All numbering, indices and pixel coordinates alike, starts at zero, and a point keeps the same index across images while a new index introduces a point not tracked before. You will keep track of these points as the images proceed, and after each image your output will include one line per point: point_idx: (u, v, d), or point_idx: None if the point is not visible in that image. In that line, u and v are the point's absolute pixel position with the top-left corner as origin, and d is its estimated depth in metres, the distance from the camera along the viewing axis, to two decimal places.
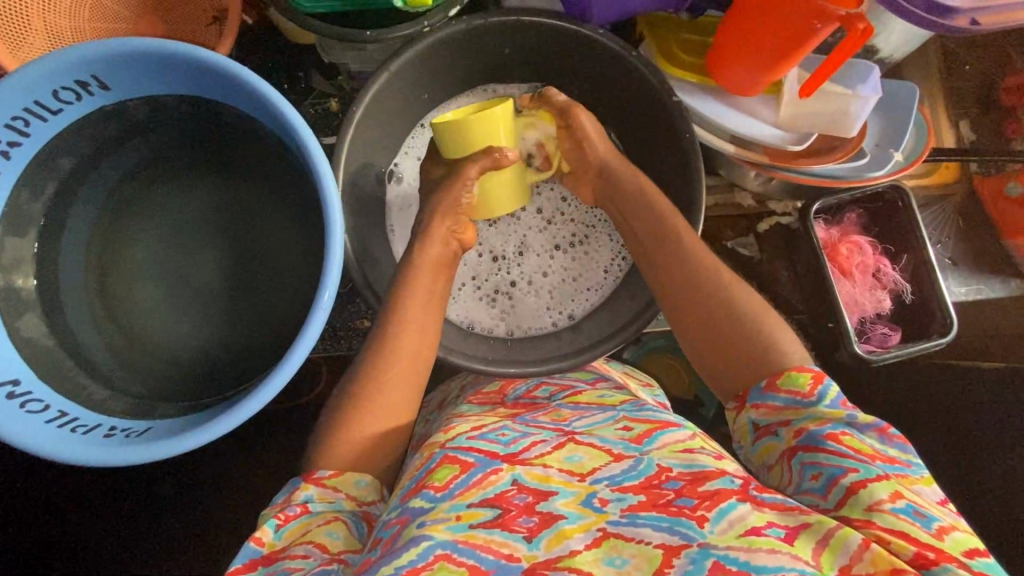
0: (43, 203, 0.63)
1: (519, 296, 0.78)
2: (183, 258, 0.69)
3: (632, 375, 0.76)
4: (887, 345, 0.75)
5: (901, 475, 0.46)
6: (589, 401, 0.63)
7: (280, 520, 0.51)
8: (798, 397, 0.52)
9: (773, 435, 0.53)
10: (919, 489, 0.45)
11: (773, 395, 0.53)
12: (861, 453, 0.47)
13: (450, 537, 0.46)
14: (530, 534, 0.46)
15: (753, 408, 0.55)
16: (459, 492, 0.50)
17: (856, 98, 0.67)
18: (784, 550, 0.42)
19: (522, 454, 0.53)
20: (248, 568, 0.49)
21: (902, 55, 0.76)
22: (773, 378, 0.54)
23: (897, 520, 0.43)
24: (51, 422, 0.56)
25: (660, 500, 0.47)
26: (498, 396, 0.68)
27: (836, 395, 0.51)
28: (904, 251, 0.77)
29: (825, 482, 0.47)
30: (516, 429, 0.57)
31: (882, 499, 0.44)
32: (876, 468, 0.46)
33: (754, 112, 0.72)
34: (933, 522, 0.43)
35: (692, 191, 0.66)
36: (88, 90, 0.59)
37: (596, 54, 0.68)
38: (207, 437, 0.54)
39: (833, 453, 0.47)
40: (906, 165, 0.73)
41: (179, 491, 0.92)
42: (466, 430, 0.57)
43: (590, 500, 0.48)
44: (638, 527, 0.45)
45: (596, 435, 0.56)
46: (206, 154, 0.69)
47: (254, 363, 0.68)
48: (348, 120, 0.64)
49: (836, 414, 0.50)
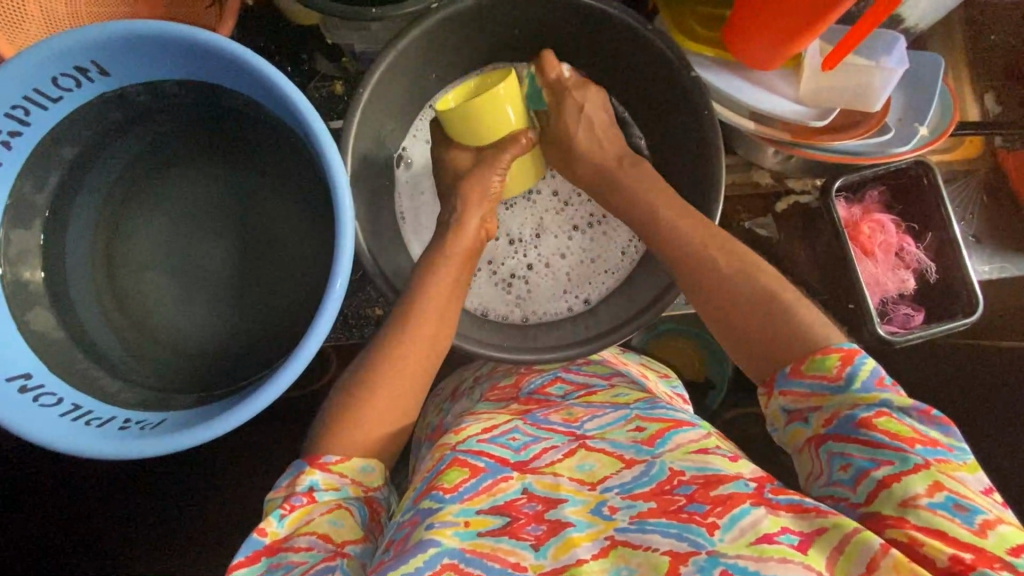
0: (46, 194, 0.62)
1: (535, 280, 0.77)
2: (189, 247, 0.68)
3: (648, 365, 0.75)
4: (909, 326, 0.74)
5: (941, 460, 0.44)
6: (602, 399, 0.62)
7: (284, 510, 0.50)
8: (825, 382, 0.49)
9: (803, 421, 0.51)
10: (962, 477, 0.43)
11: (798, 382, 0.51)
12: (897, 439, 0.45)
13: (459, 544, 0.46)
14: (537, 542, 0.46)
15: (780, 395, 0.52)
16: (468, 497, 0.49)
17: (881, 70, 0.65)
18: (797, 559, 0.41)
19: (533, 462, 0.53)
20: (251, 561, 0.49)
21: (928, 24, 0.73)
22: (797, 364, 0.51)
23: (932, 517, 0.41)
24: (65, 416, 0.56)
25: (671, 506, 0.46)
26: (512, 392, 0.67)
27: (870, 376, 0.48)
28: (929, 229, 0.75)
29: (854, 474, 0.46)
30: (527, 433, 0.56)
31: (918, 493, 0.42)
32: (913, 456, 0.44)
33: (772, 87, 0.70)
34: (975, 517, 0.41)
35: (711, 172, 0.64)
36: (87, 76, 0.57)
37: (609, 28, 0.65)
38: (219, 430, 0.53)
39: (865, 443, 0.46)
40: (932, 139, 0.70)
41: (193, 480, 0.92)
42: (476, 432, 0.56)
43: (599, 508, 0.48)
44: (647, 534, 0.45)
45: (608, 439, 0.55)
46: (210, 140, 0.67)
47: (265, 354, 0.67)
48: (355, 103, 0.62)
49: (871, 399, 0.47)
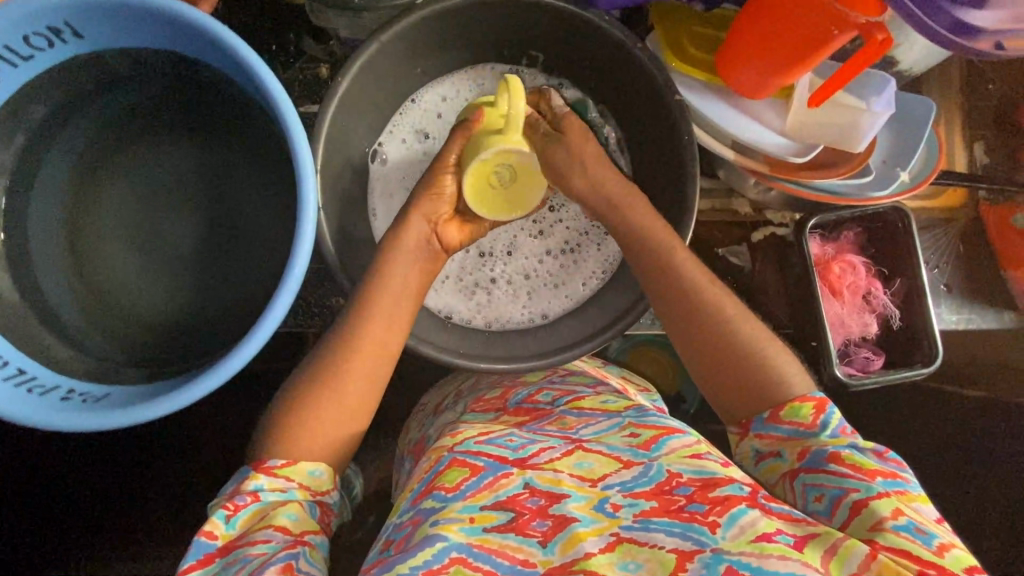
0: (12, 153, 0.61)
1: (497, 292, 0.75)
2: (153, 217, 0.67)
3: (629, 379, 0.75)
4: (868, 369, 0.74)
5: (900, 492, 0.47)
6: (592, 406, 0.62)
7: (230, 511, 0.51)
8: (802, 428, 0.53)
9: (777, 457, 0.54)
10: (918, 507, 0.47)
11: (776, 426, 0.54)
12: (861, 472, 0.49)
13: (465, 540, 0.46)
14: (544, 538, 0.46)
15: (755, 437, 0.56)
16: (470, 494, 0.49)
17: (869, 113, 0.65)
18: (795, 557, 0.42)
19: (532, 458, 0.53)
20: (204, 563, 0.49)
21: (923, 68, 0.72)
22: (775, 409, 0.55)
23: (898, 539, 0.44)
24: (9, 381, 0.55)
25: (671, 506, 0.47)
26: (500, 403, 0.67)
27: (838, 423, 0.53)
28: (897, 276, 0.75)
29: (828, 503, 0.49)
30: (523, 436, 0.57)
31: (884, 517, 0.45)
32: (876, 485, 0.47)
33: (761, 117, 0.69)
34: (933, 539, 0.44)
35: (685, 197, 0.64)
36: (60, 38, 0.56)
37: (600, 41, 0.64)
38: (157, 412, 0.53)
39: (834, 474, 0.49)
40: (912, 186, 0.70)
41: (143, 450, 0.91)
42: (473, 435, 0.57)
43: (602, 505, 0.48)
44: (651, 532, 0.46)
45: (604, 443, 0.55)
46: (182, 111, 0.66)
47: (219, 336, 0.66)
48: (332, 91, 0.61)
49: (839, 440, 0.51)
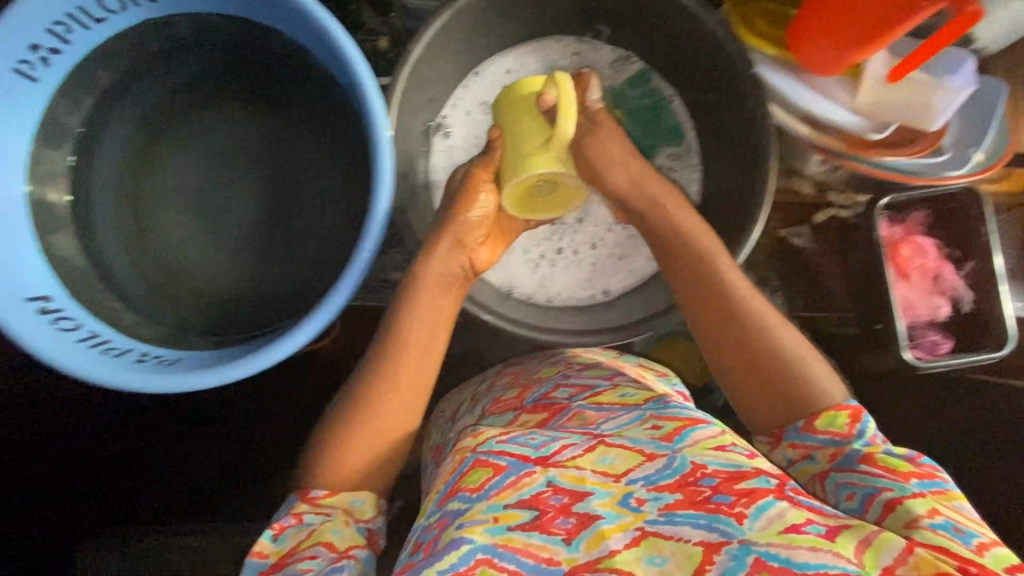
0: (81, 115, 0.61)
1: (562, 265, 0.75)
2: (214, 185, 0.67)
3: (647, 367, 0.70)
4: (936, 353, 0.73)
5: (937, 492, 0.45)
6: (610, 401, 0.56)
7: (276, 531, 0.53)
8: (838, 437, 0.51)
9: (808, 461, 0.52)
10: (959, 505, 0.44)
11: (812, 436, 0.52)
12: (895, 473, 0.46)
13: (490, 541, 0.44)
14: (568, 536, 0.44)
15: (789, 445, 0.53)
16: (494, 493, 0.46)
17: (946, 90, 0.63)
18: (826, 547, 0.39)
19: (554, 457, 0.49)
20: None
21: (1000, 48, 0.71)
22: (810, 418, 0.53)
23: (936, 536, 0.41)
24: (82, 342, 0.55)
25: (697, 497, 0.44)
26: (516, 402, 0.62)
27: (874, 433, 0.51)
28: (970, 257, 0.74)
29: (860, 501, 0.47)
30: (544, 432, 0.52)
31: (920, 515, 0.43)
32: (911, 486, 0.45)
33: (832, 95, 0.67)
34: (972, 538, 0.41)
35: (756, 174, 0.63)
36: (134, 1, 0.57)
37: (672, 14, 0.63)
38: (228, 376, 0.53)
39: (867, 474, 0.47)
40: (988, 165, 0.68)
41: (184, 426, 0.89)
42: (495, 434, 0.52)
43: (626, 500, 0.45)
44: (677, 526, 0.43)
45: (626, 436, 0.50)
46: (247, 78, 0.66)
47: (279, 308, 0.65)
48: (405, 60, 0.60)
49: (875, 447, 0.49)
